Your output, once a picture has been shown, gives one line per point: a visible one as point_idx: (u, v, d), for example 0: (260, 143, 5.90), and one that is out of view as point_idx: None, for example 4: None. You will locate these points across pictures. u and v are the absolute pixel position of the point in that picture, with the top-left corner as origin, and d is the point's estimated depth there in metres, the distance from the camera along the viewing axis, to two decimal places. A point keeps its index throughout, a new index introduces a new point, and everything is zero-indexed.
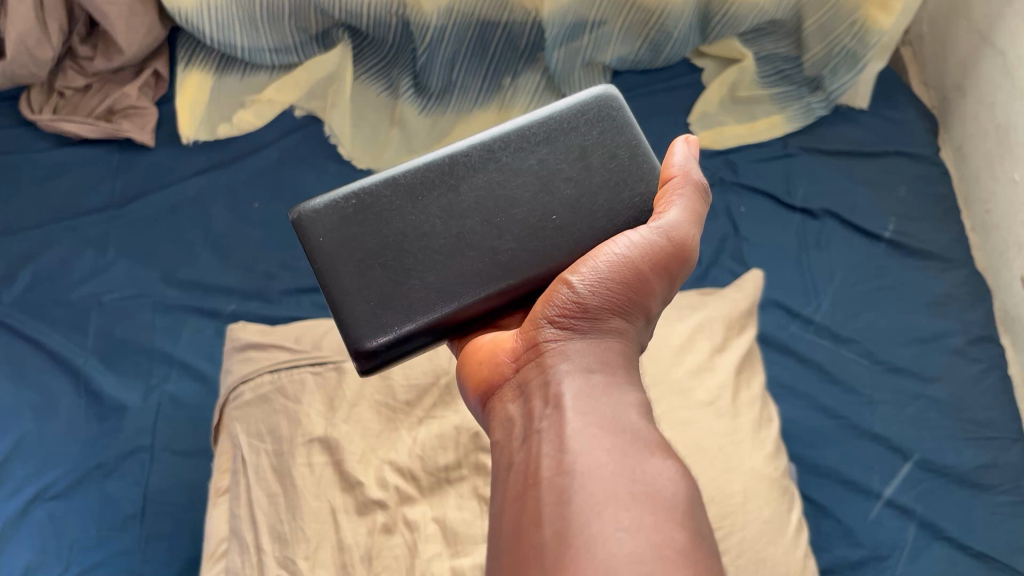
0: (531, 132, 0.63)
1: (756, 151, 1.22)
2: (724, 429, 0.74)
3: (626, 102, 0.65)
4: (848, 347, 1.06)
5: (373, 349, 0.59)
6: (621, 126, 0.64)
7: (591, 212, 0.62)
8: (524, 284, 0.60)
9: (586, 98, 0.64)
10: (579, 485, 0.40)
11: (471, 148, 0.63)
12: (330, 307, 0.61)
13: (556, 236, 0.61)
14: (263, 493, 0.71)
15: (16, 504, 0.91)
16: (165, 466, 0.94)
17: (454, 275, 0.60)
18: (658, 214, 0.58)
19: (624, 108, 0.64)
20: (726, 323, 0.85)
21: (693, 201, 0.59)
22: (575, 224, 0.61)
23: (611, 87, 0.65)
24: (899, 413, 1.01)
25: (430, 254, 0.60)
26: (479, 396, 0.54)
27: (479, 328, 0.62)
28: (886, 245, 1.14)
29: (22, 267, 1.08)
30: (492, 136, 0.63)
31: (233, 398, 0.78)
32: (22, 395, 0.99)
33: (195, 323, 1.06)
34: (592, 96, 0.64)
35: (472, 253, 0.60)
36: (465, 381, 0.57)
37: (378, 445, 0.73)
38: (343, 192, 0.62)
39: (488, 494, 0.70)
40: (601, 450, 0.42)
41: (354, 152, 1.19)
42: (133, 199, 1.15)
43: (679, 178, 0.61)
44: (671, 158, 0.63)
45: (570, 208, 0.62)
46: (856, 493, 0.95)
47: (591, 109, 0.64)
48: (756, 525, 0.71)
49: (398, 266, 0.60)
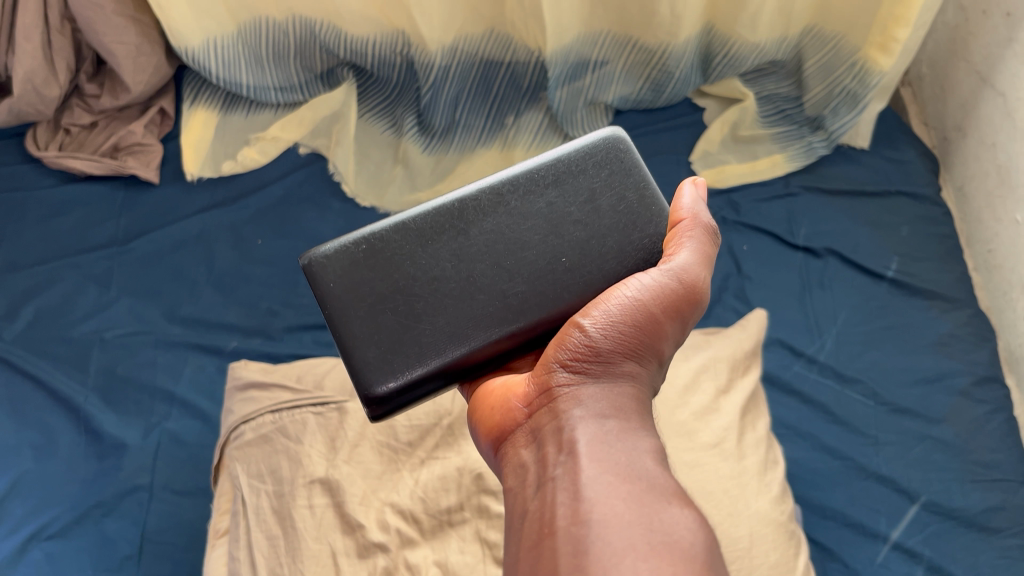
0: (539, 175, 0.63)
1: (757, 190, 1.23)
2: (729, 472, 0.74)
3: (633, 144, 0.65)
4: (852, 387, 1.05)
5: (383, 395, 0.59)
6: (629, 168, 0.64)
7: (601, 253, 0.62)
8: (534, 327, 0.60)
9: (594, 141, 0.64)
10: (596, 535, 0.40)
11: (480, 191, 0.63)
12: (340, 353, 0.60)
13: (566, 278, 0.61)
14: (264, 536, 0.70)
15: (14, 544, 0.90)
16: (164, 505, 0.93)
17: (465, 319, 0.60)
18: (668, 257, 0.58)
19: (631, 151, 0.65)
20: (730, 364, 0.84)
21: (703, 243, 0.59)
22: (585, 266, 0.61)
23: (618, 129, 0.66)
24: (904, 454, 1.00)
25: (441, 298, 0.60)
26: (491, 441, 0.54)
27: (490, 371, 0.62)
28: (889, 284, 1.14)
29: (24, 304, 1.08)
30: (501, 179, 0.63)
31: (235, 438, 0.77)
32: (22, 434, 0.98)
33: (197, 360, 1.05)
34: (600, 139, 0.64)
35: (483, 296, 0.60)
36: (476, 426, 0.56)
37: (379, 487, 0.73)
38: (353, 237, 0.62)
39: (490, 537, 0.69)
40: (618, 499, 0.41)
41: (359, 191, 1.20)
42: (137, 236, 1.15)
43: (689, 221, 0.61)
44: (679, 201, 0.63)
45: (580, 251, 0.62)
46: (862, 536, 0.95)
47: (599, 152, 0.64)
48: (763, 570, 0.70)
49: (409, 310, 0.60)
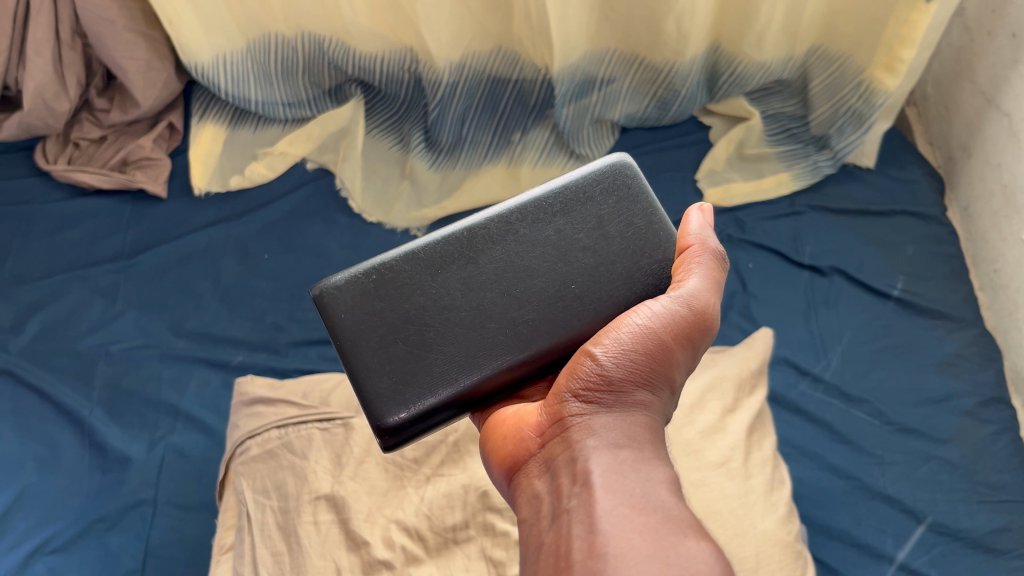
0: (547, 203, 0.64)
1: (763, 209, 1.23)
2: (735, 492, 0.73)
3: (640, 170, 0.65)
4: (858, 407, 1.05)
5: (395, 425, 0.59)
6: (636, 193, 0.64)
7: (611, 280, 0.62)
8: (545, 353, 0.60)
9: (601, 167, 0.65)
10: (613, 570, 0.40)
11: (489, 220, 0.63)
12: (352, 384, 0.60)
13: (576, 305, 0.61)
14: (268, 552, 0.70)
15: (16, 558, 0.90)
16: (168, 520, 0.93)
17: (475, 347, 0.60)
18: (678, 283, 0.58)
19: (638, 176, 0.65)
20: (737, 383, 0.84)
21: (712, 268, 0.60)
22: (594, 293, 0.61)
23: (625, 155, 0.66)
24: (910, 475, 1.00)
25: (452, 327, 0.60)
26: (504, 471, 0.53)
27: (501, 400, 0.62)
28: (894, 303, 1.13)
29: (31, 316, 1.08)
30: (509, 208, 0.63)
31: (240, 453, 0.77)
32: (26, 447, 0.98)
33: (203, 374, 1.05)
34: (607, 165, 0.65)
35: (494, 324, 0.61)
36: (488, 456, 0.56)
37: (385, 504, 0.73)
38: (363, 267, 0.63)
39: (496, 555, 0.68)
40: (630, 531, 0.41)
41: (365, 207, 1.20)
42: (144, 249, 1.15)
43: (696, 246, 0.61)
44: (687, 227, 0.63)
45: (590, 279, 0.62)
46: (868, 557, 0.94)
47: (606, 178, 0.64)
48: None
49: (420, 340, 0.60)
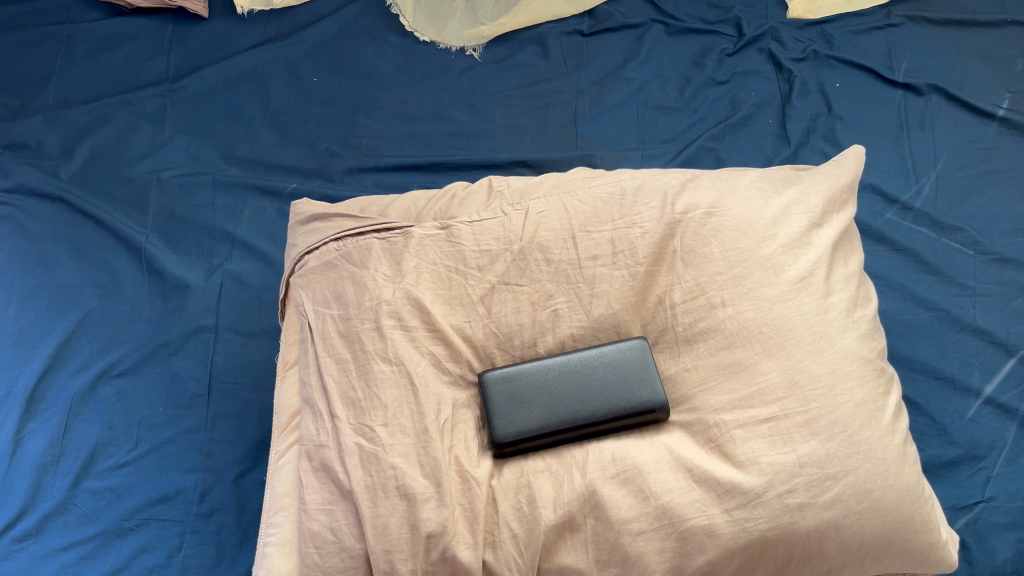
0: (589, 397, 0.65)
1: (855, 21, 1.13)
2: (812, 309, 0.65)
3: (652, 359, 0.66)
4: (950, 236, 0.96)
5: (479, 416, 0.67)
6: (648, 373, 0.65)
7: (603, 336, 0.69)
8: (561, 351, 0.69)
9: (632, 380, 0.65)
10: None
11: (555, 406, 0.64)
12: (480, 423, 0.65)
13: (598, 333, 0.69)
14: (333, 360, 0.66)
15: (84, 380, 0.90)
16: (230, 346, 0.93)
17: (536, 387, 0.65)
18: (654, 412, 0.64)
19: (652, 362, 0.66)
20: (827, 198, 0.72)
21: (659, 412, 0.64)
22: (597, 325, 0.69)
23: (645, 348, 0.66)
24: (1005, 306, 0.92)
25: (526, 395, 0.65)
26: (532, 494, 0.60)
27: (525, 359, 0.69)
28: (998, 125, 1.04)
29: (79, 142, 1.06)
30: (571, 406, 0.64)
31: (300, 268, 0.74)
32: (85, 273, 0.97)
33: (257, 203, 1.02)
34: (638, 379, 0.65)
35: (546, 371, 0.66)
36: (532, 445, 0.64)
37: (450, 311, 0.69)
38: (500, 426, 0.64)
39: (562, 359, 0.66)
40: None
41: (417, 25, 1.14)
42: (189, 73, 1.11)
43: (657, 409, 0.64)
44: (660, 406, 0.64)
45: (641, 378, 0.65)
46: (952, 391, 0.88)
47: (628, 388, 0.64)
48: (846, 408, 0.62)
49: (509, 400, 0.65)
